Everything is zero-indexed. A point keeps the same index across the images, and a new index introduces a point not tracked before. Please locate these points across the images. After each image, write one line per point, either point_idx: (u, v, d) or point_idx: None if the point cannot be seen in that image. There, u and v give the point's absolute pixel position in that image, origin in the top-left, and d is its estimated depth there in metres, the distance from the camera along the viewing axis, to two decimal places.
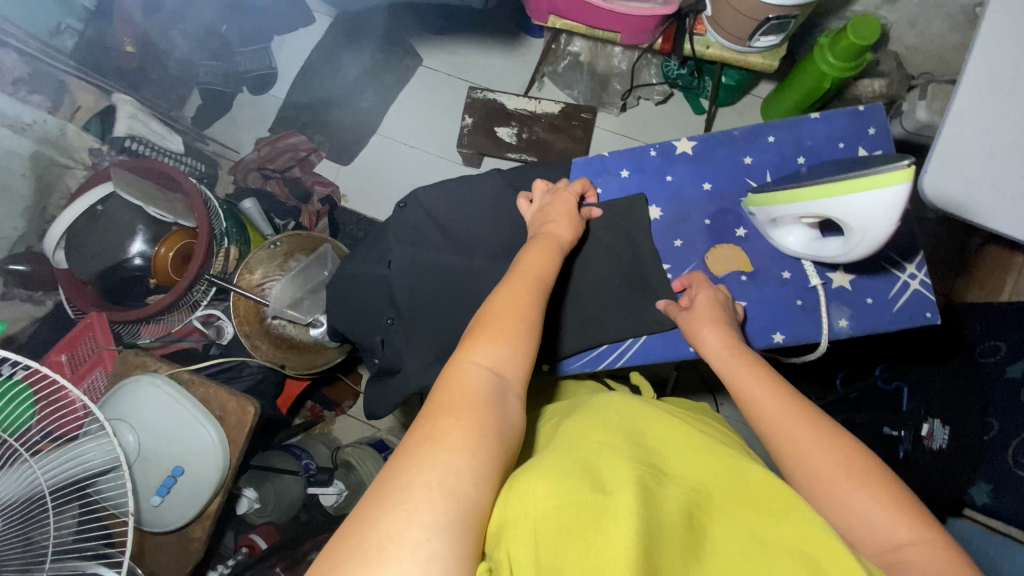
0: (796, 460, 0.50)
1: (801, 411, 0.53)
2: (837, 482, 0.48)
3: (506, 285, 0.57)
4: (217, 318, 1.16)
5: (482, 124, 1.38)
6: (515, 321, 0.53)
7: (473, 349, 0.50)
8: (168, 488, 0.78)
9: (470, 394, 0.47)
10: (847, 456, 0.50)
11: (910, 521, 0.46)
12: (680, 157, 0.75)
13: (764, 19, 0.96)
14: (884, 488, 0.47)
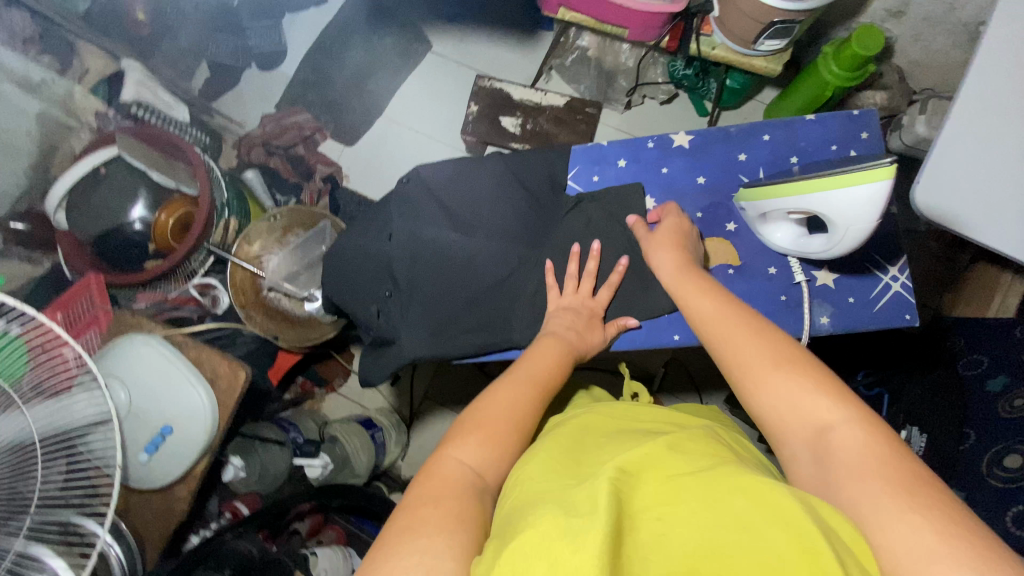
0: (740, 367, 0.54)
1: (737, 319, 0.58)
2: (770, 386, 0.52)
3: (502, 385, 0.58)
4: (214, 287, 1.19)
5: (488, 113, 1.39)
6: (506, 424, 0.54)
7: (458, 442, 0.51)
8: (156, 446, 0.79)
9: (450, 491, 0.47)
10: (777, 353, 0.53)
11: (836, 403, 0.49)
12: (676, 150, 0.77)
13: (769, 22, 0.97)
14: (811, 375, 0.51)
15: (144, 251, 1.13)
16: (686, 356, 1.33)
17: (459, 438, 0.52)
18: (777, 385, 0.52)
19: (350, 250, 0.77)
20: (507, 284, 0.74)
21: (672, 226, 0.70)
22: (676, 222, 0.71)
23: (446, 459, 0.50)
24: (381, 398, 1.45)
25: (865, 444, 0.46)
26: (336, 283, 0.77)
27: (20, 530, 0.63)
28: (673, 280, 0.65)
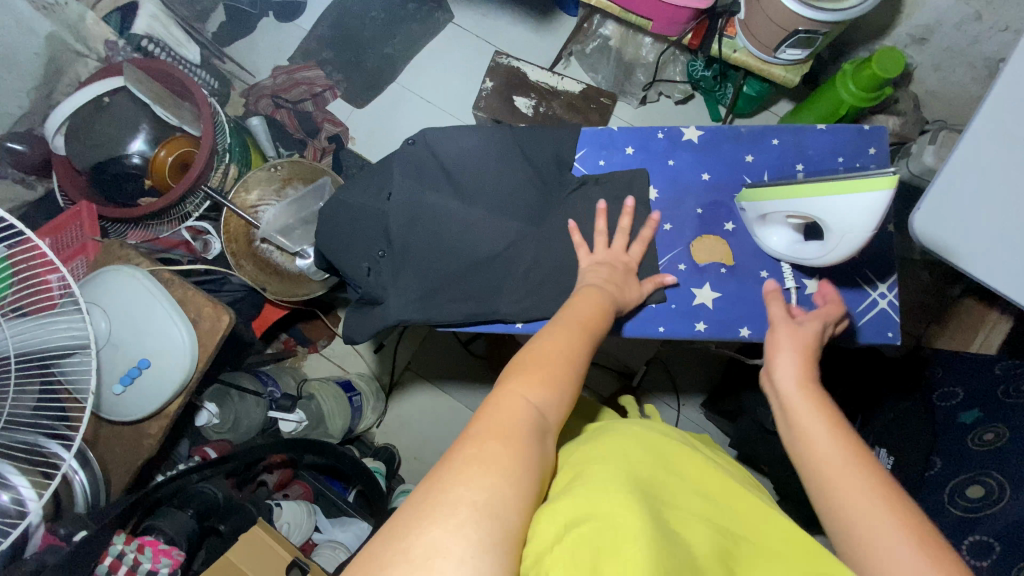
0: (845, 505, 0.46)
1: (833, 420, 0.52)
2: (876, 528, 0.44)
3: (558, 328, 0.56)
4: (206, 231, 1.16)
5: (502, 91, 1.38)
6: (565, 366, 0.52)
7: (523, 381, 0.49)
8: (132, 378, 0.79)
9: (518, 430, 0.45)
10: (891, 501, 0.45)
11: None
12: (684, 144, 0.77)
13: (793, 31, 0.97)
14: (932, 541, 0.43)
15: (140, 186, 1.11)
16: (669, 356, 1.34)
17: (519, 372, 0.51)
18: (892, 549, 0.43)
19: (348, 206, 0.76)
20: (501, 257, 0.74)
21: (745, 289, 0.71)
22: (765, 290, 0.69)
23: (509, 395, 0.48)
24: (363, 363, 1.45)
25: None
26: (330, 237, 0.77)
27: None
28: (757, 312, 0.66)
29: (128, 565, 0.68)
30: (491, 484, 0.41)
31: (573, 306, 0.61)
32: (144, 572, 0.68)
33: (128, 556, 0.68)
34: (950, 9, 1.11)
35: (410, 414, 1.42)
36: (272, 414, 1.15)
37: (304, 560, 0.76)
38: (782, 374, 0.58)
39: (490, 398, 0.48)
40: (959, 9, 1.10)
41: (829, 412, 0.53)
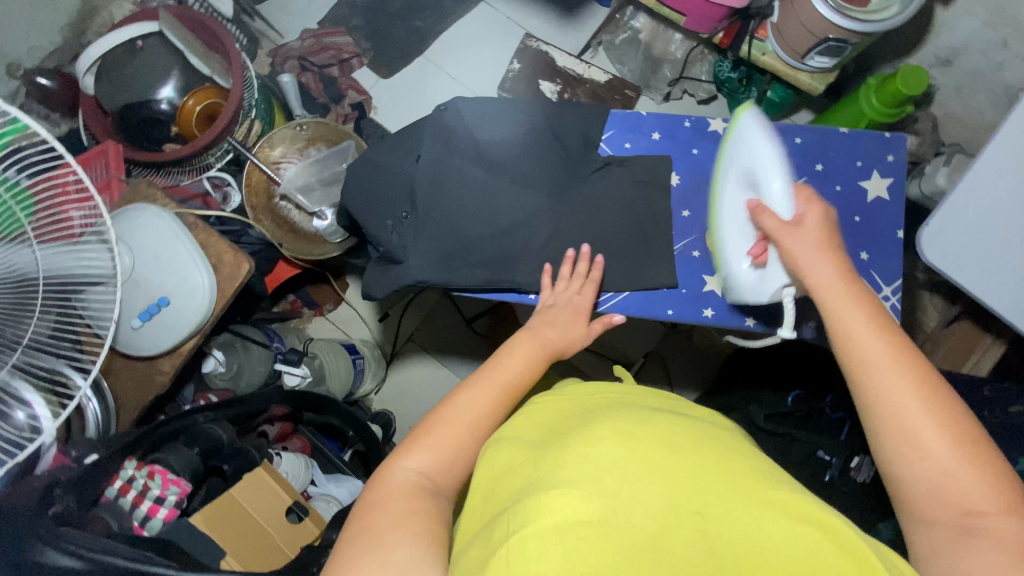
0: (899, 417, 0.48)
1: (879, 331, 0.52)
2: (930, 437, 0.47)
3: (469, 385, 0.58)
4: (228, 184, 1.18)
5: (528, 74, 1.43)
6: (463, 428, 0.54)
7: (405, 451, 0.52)
8: (151, 315, 0.81)
9: (400, 498, 0.48)
10: (945, 419, 0.47)
11: (1000, 498, 0.44)
12: (710, 135, 0.80)
13: (823, 38, 0.99)
14: (975, 452, 0.46)
15: (166, 132, 1.12)
16: (667, 350, 1.36)
17: (429, 442, 0.52)
18: (939, 460, 0.46)
19: (376, 166, 0.79)
20: (520, 228, 0.76)
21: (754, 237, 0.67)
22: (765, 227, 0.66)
23: (392, 468, 0.51)
24: (366, 331, 1.46)
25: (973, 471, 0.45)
26: (356, 195, 0.79)
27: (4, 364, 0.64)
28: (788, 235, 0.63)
29: (137, 489, 0.70)
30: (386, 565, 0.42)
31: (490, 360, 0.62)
32: (153, 496, 0.70)
33: (137, 481, 0.71)
34: (977, 33, 1.13)
35: (408, 384, 1.45)
36: (277, 367, 1.17)
37: (305, 503, 0.80)
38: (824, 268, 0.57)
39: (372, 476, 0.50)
40: (985, 33, 1.12)
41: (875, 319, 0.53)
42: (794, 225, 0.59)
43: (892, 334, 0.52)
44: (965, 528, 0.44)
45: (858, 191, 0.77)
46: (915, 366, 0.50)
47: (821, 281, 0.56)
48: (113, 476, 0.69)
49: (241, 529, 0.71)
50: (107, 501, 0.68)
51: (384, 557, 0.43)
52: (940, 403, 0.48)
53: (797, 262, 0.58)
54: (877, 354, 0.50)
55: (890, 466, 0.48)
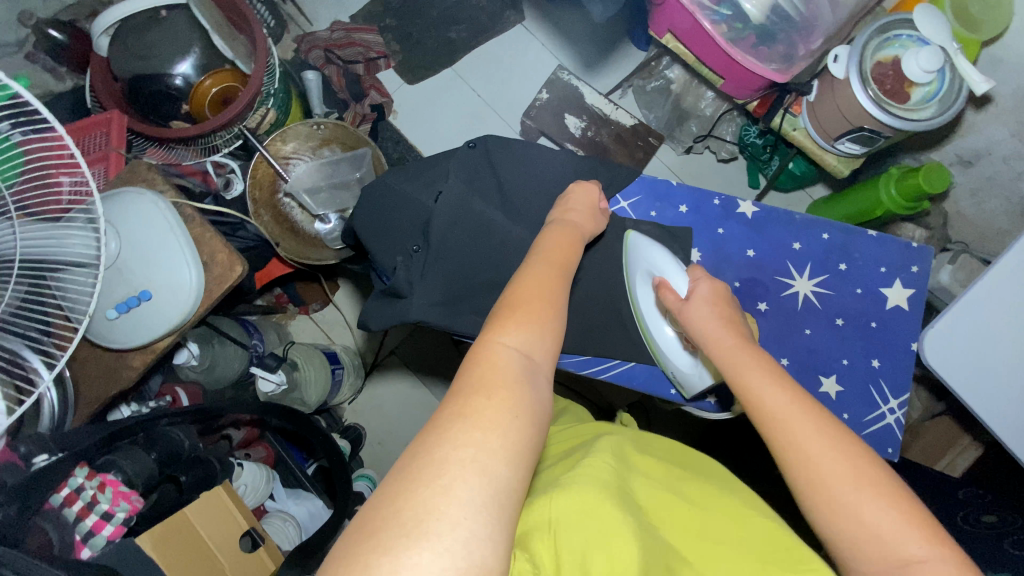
0: (827, 512, 0.47)
1: (806, 409, 0.51)
2: (844, 486, 0.47)
3: (531, 263, 0.57)
4: (230, 171, 1.10)
5: (555, 105, 1.41)
6: (542, 303, 0.53)
7: (502, 329, 0.50)
8: (129, 308, 0.75)
9: (502, 377, 0.46)
10: (858, 463, 0.48)
11: (925, 538, 0.45)
12: (737, 216, 0.80)
13: (857, 126, 1.00)
14: (893, 494, 0.46)
15: (175, 108, 1.08)
16: (651, 405, 1.33)
17: (507, 323, 0.50)
18: (853, 503, 0.46)
19: (393, 192, 0.76)
20: None
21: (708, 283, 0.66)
22: (709, 283, 0.65)
23: (493, 347, 0.48)
24: (350, 337, 1.42)
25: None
26: (369, 223, 0.76)
27: None
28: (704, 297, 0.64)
29: (85, 500, 0.65)
30: (491, 451, 0.42)
31: (538, 247, 0.60)
32: (100, 511, 0.66)
33: (86, 491, 0.66)
34: (1002, 142, 1.14)
35: (383, 399, 1.40)
36: (251, 370, 1.09)
37: (261, 530, 0.75)
38: (722, 338, 0.59)
39: (470, 352, 0.48)
40: (1010, 143, 1.12)
41: (785, 383, 0.53)
42: (691, 300, 0.64)
43: (790, 386, 0.53)
44: None
45: (879, 297, 0.78)
46: (820, 416, 0.50)
47: (721, 347, 0.58)
48: (61, 483, 0.63)
49: (192, 556, 0.67)
50: (49, 509, 0.63)
51: (480, 437, 0.42)
52: (847, 443, 0.49)
53: (703, 331, 0.61)
54: (783, 407, 0.51)
55: (826, 527, 0.47)
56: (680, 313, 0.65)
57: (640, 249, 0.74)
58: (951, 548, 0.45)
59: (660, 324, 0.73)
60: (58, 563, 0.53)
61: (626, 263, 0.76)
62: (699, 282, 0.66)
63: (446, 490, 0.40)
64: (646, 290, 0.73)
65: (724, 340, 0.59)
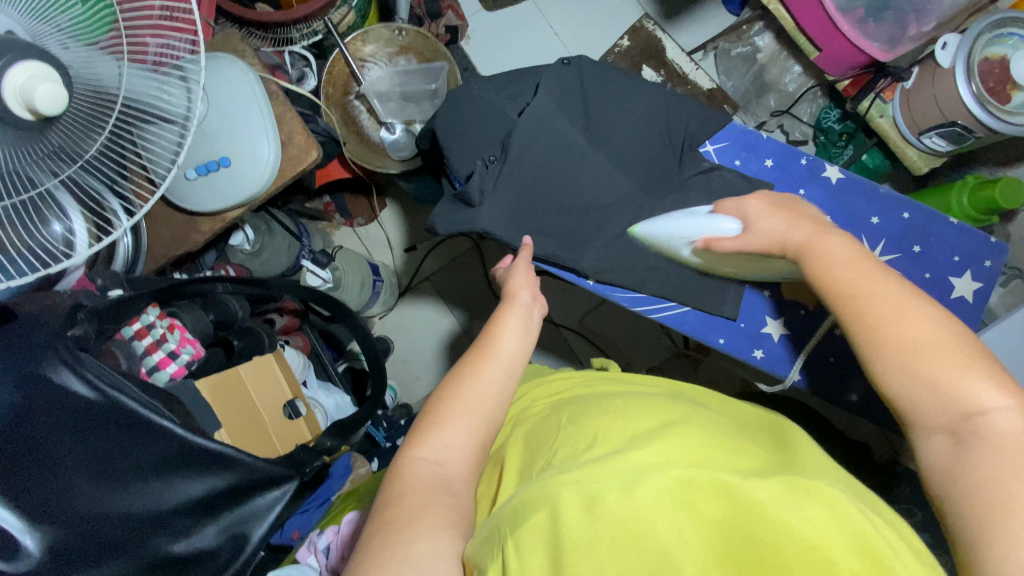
0: (900, 373, 0.49)
1: (889, 283, 0.52)
2: (909, 340, 0.49)
3: (464, 361, 0.59)
4: (306, 65, 1.10)
5: (634, 53, 1.37)
6: (460, 408, 0.54)
7: (416, 445, 0.52)
8: (208, 171, 0.79)
9: (412, 497, 0.49)
10: (936, 325, 0.49)
11: (1000, 387, 0.46)
12: (822, 179, 0.88)
13: (951, 121, 0.97)
14: (971, 353, 0.47)
15: None
16: (670, 369, 1.35)
17: (469, 372, 0.57)
18: (936, 362, 0.47)
19: (476, 100, 0.81)
20: (602, 209, 0.81)
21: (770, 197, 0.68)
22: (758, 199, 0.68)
23: (405, 465, 0.51)
24: (389, 257, 1.45)
25: (1023, 431, 0.44)
26: (451, 125, 0.80)
27: (61, 173, 0.60)
28: (770, 206, 0.66)
29: (154, 337, 0.68)
30: (446, 508, 0.49)
31: (507, 292, 0.66)
32: (167, 349, 0.69)
33: (157, 329, 0.69)
34: None
35: (412, 321, 1.44)
36: (302, 262, 1.13)
37: (301, 404, 0.80)
38: (783, 228, 0.63)
39: (387, 475, 0.51)
40: None
41: (864, 263, 0.55)
42: (751, 226, 0.67)
43: (878, 265, 0.54)
44: (963, 435, 0.45)
45: (946, 285, 0.87)
46: (899, 288, 0.52)
47: (795, 241, 0.61)
48: (134, 317, 0.67)
49: (244, 407, 0.72)
50: (120, 338, 0.66)
51: (415, 538, 0.45)
52: (925, 309, 0.50)
53: (774, 237, 0.64)
54: (863, 281, 0.53)
55: (894, 386, 0.49)
56: (743, 215, 0.68)
57: (658, 236, 0.80)
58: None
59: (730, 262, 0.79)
60: (132, 378, 0.57)
61: (660, 250, 0.81)
62: (750, 204, 0.68)
63: (415, 542, 0.45)
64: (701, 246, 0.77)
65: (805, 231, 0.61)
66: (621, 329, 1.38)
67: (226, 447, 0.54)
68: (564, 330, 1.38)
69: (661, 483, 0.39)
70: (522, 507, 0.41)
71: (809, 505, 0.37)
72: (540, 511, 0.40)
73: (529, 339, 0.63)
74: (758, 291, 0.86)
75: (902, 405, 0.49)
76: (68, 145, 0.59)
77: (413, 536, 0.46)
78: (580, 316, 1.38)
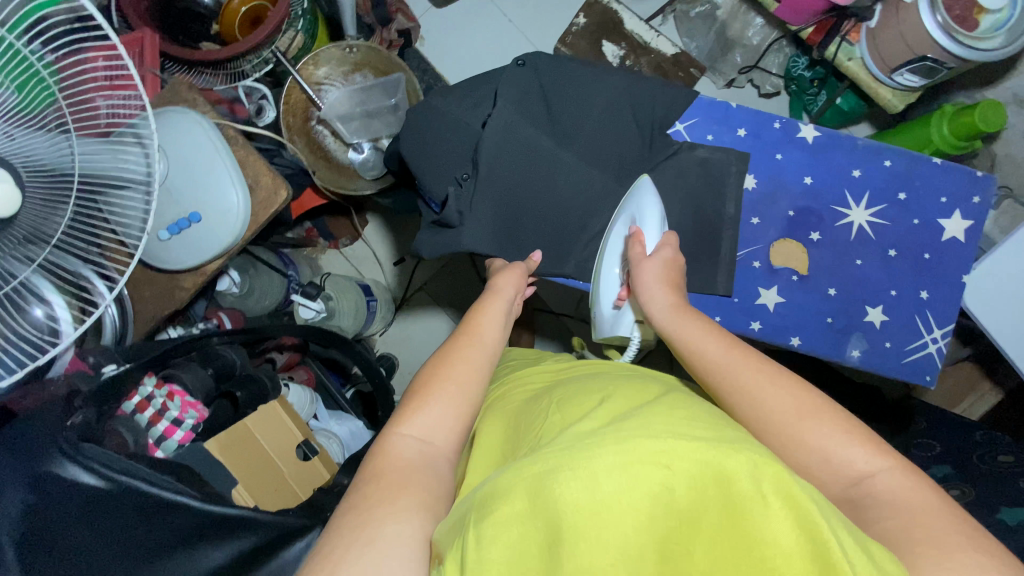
0: (782, 453, 0.48)
1: (765, 365, 0.52)
2: (785, 416, 0.49)
3: (453, 345, 0.59)
4: (263, 96, 1.08)
5: (593, 30, 1.33)
6: (451, 386, 0.55)
7: (405, 420, 0.53)
8: (180, 229, 0.78)
9: (400, 468, 0.50)
10: (796, 401, 0.49)
11: (874, 453, 0.47)
12: (799, 138, 0.88)
13: (920, 56, 0.95)
14: (839, 423, 0.48)
15: (205, 28, 1.03)
16: None
17: (455, 355, 0.58)
18: (809, 436, 0.48)
19: (440, 113, 0.80)
20: (582, 207, 0.81)
21: (667, 258, 0.67)
22: (670, 255, 0.67)
23: (392, 438, 0.52)
24: (380, 273, 1.44)
25: (911, 489, 0.45)
26: (416, 145, 0.81)
27: (33, 260, 0.59)
28: (643, 262, 0.66)
29: (156, 407, 0.69)
30: (422, 490, 0.48)
31: (494, 285, 0.68)
32: (171, 417, 0.69)
33: (157, 399, 0.70)
34: None
35: (412, 333, 1.44)
36: (292, 297, 1.12)
37: (315, 442, 0.80)
38: (662, 296, 0.62)
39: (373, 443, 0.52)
40: None
41: (731, 341, 0.55)
42: (651, 256, 0.67)
43: (742, 348, 0.55)
44: (856, 497, 0.46)
45: (936, 228, 0.87)
46: (772, 375, 0.52)
47: (663, 307, 0.62)
48: (132, 390, 0.68)
49: (256, 461, 0.72)
50: (123, 414, 0.66)
51: (395, 515, 0.46)
52: (795, 384, 0.51)
53: (647, 289, 0.64)
54: (726, 356, 0.54)
55: (780, 459, 0.49)
56: (636, 271, 0.66)
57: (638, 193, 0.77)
58: (901, 462, 0.47)
59: (610, 263, 0.73)
60: (140, 458, 0.58)
61: (621, 202, 0.77)
62: (644, 269, 0.65)
63: (387, 522, 0.45)
64: (619, 232, 0.74)
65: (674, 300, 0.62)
66: None
67: (243, 510, 0.58)
68: (562, 318, 1.38)
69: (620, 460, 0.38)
70: (489, 499, 0.40)
71: (768, 507, 0.36)
72: (512, 503, 0.38)
73: (507, 329, 0.64)
74: (748, 263, 0.87)
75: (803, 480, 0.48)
76: (30, 234, 0.58)
77: (384, 516, 0.45)
78: (577, 303, 1.38)
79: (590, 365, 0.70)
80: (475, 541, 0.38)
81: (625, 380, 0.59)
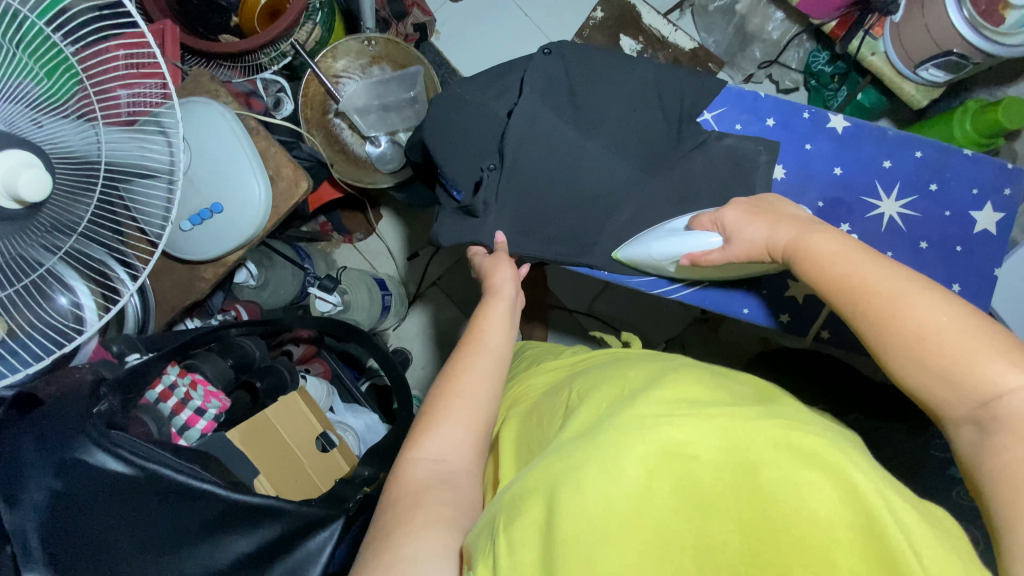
0: (913, 372, 0.45)
1: (898, 276, 0.48)
2: (914, 329, 0.45)
3: (459, 355, 0.59)
4: (280, 89, 1.07)
5: (610, 24, 1.33)
6: (459, 403, 0.55)
7: (417, 444, 0.53)
8: (202, 220, 0.78)
9: (414, 492, 0.49)
10: (927, 303, 0.45)
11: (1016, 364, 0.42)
12: (826, 130, 0.87)
13: (946, 50, 0.94)
14: (976, 330, 0.43)
15: (226, 20, 1.03)
16: (691, 338, 1.33)
17: (464, 366, 0.58)
18: (942, 343, 0.44)
19: (463, 103, 0.80)
20: (606, 199, 0.80)
21: (741, 204, 0.67)
22: (739, 208, 0.66)
23: (408, 463, 0.52)
24: (394, 267, 1.44)
25: None
26: (439, 135, 0.80)
27: (57, 249, 0.59)
28: (741, 211, 0.65)
29: (179, 396, 0.70)
30: (437, 506, 0.48)
31: (491, 286, 0.67)
32: (194, 406, 0.70)
33: (179, 388, 0.70)
34: None
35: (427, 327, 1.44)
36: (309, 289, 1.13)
37: (334, 433, 0.80)
38: (764, 234, 0.61)
39: (391, 472, 0.52)
40: None
41: (860, 256, 0.52)
42: (726, 224, 0.67)
43: (867, 254, 0.51)
44: (983, 419, 0.42)
45: (967, 221, 0.85)
46: (904, 278, 0.48)
47: (771, 245, 0.60)
48: (155, 379, 0.68)
49: (277, 451, 0.72)
50: (147, 403, 0.68)
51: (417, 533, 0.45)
52: (933, 291, 0.46)
53: (743, 239, 0.64)
54: (855, 271, 0.50)
55: (908, 377, 0.46)
56: (724, 228, 0.67)
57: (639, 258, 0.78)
58: None
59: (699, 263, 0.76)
60: (166, 445, 0.58)
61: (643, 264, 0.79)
62: (728, 219, 0.67)
63: (407, 542, 0.45)
64: None
65: (790, 230, 0.59)
66: (631, 304, 1.36)
67: (268, 499, 0.57)
68: (575, 314, 1.37)
69: (642, 454, 0.38)
70: (517, 502, 0.41)
71: (805, 482, 0.34)
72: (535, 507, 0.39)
73: (514, 329, 0.65)
74: None
75: (930, 405, 0.45)
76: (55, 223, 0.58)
77: (404, 538, 0.45)
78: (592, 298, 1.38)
79: (608, 353, 0.70)
80: (506, 547, 0.38)
81: (650, 363, 0.58)
